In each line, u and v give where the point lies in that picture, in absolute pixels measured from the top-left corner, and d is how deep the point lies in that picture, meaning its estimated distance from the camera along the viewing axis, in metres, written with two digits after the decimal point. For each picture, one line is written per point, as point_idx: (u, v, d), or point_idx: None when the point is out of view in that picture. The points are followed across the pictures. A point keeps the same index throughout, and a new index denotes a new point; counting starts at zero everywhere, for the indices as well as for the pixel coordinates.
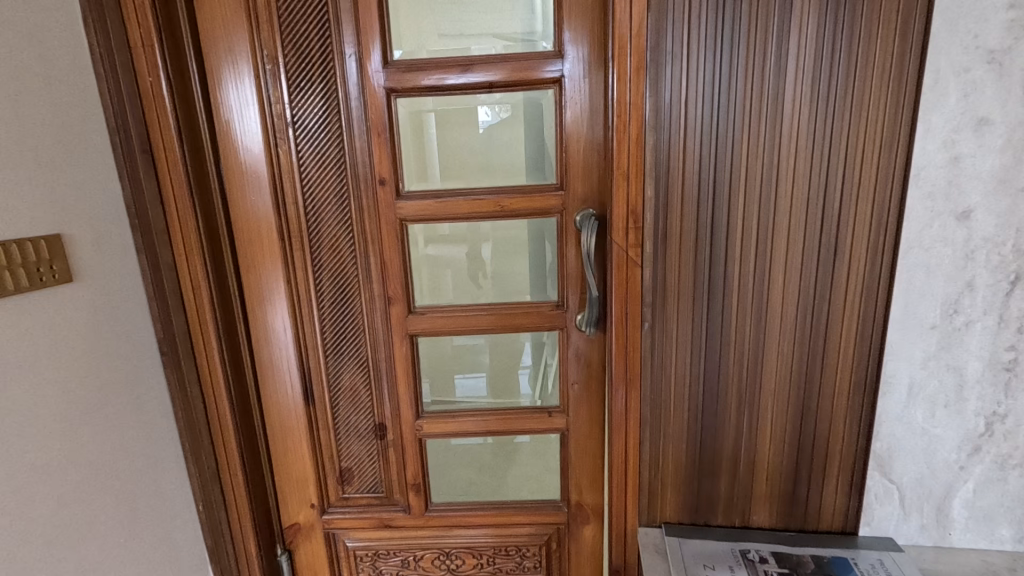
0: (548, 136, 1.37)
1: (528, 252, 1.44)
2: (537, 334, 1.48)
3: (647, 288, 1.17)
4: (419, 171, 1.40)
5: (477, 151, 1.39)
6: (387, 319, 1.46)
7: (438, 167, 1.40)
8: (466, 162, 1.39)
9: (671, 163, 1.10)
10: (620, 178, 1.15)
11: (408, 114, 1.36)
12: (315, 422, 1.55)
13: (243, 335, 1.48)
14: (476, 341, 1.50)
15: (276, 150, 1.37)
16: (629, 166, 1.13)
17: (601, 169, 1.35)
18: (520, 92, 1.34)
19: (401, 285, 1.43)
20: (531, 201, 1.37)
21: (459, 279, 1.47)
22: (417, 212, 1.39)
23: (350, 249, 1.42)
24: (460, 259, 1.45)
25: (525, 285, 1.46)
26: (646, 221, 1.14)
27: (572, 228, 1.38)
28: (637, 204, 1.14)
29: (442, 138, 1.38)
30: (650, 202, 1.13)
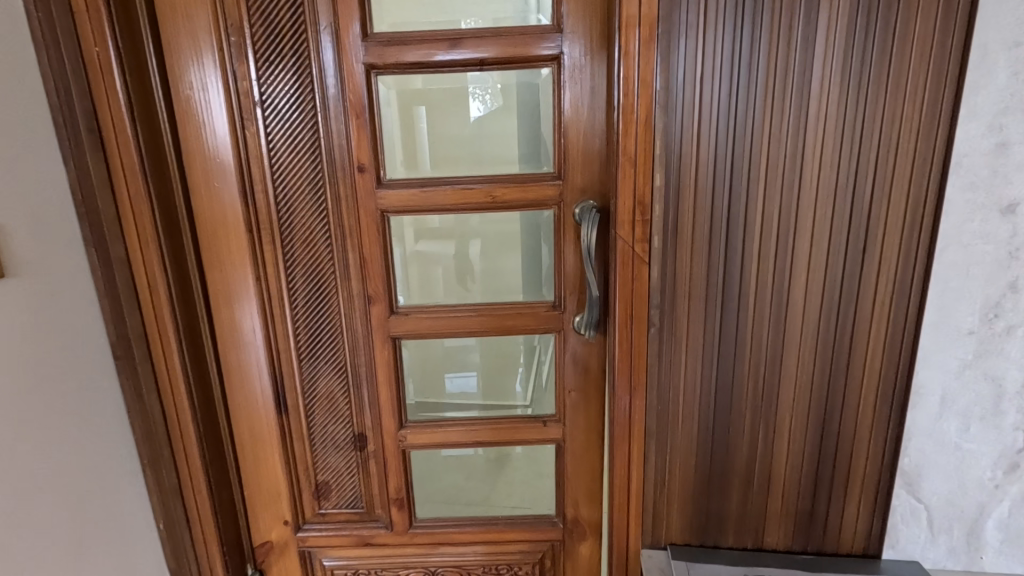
0: (544, 121, 1.24)
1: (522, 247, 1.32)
2: (528, 337, 1.36)
3: (655, 290, 1.06)
4: (403, 158, 1.27)
5: (463, 138, 1.26)
6: (367, 320, 1.33)
7: (423, 155, 1.27)
8: (454, 149, 1.27)
9: (684, 149, 0.99)
10: (626, 164, 1.02)
11: (393, 93, 1.23)
12: (288, 433, 1.42)
13: (208, 337, 1.34)
14: (466, 344, 1.37)
15: (243, 132, 1.23)
16: (637, 152, 1.01)
17: (603, 157, 1.23)
18: (513, 73, 1.22)
19: (383, 283, 1.31)
20: (526, 191, 1.25)
21: (447, 276, 1.34)
22: (402, 203, 1.26)
23: (326, 243, 1.29)
24: (447, 254, 1.33)
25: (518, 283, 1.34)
26: (655, 214, 1.02)
27: (569, 222, 1.26)
28: (646, 195, 1.02)
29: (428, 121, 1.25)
30: (659, 192, 1.01)
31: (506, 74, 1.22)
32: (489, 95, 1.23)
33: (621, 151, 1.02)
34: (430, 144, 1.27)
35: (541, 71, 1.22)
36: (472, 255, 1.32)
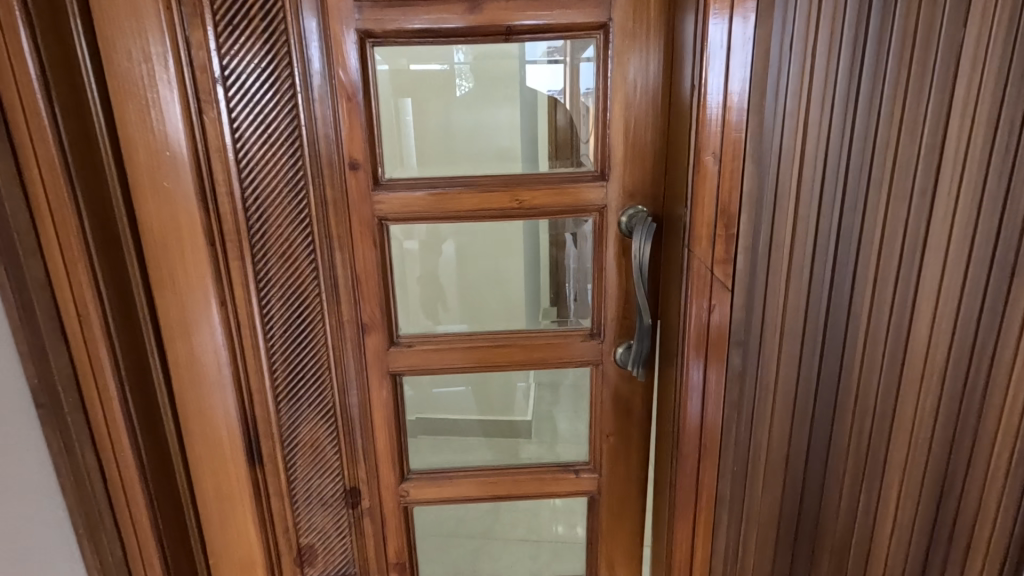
0: (540, 112, 1.01)
1: (554, 264, 1.07)
2: (523, 374, 1.12)
3: (738, 322, 0.84)
4: (396, 154, 1.02)
5: (452, 131, 1.02)
6: (360, 352, 1.09)
7: (400, 151, 1.02)
8: (464, 141, 1.02)
9: (785, 146, 0.77)
10: (705, 163, 0.79)
11: (392, 72, 0.99)
12: (264, 488, 1.15)
13: (160, 375, 1.07)
14: (460, 389, 1.14)
15: (199, 117, 0.95)
16: (721, 146, 0.78)
17: (657, 153, 0.99)
18: (514, 45, 0.97)
19: (381, 307, 1.07)
20: (561, 194, 1.01)
21: (453, 297, 1.10)
22: (404, 209, 1.02)
23: (310, 259, 1.02)
24: (451, 270, 1.09)
25: (545, 305, 1.09)
26: (741, 228, 0.81)
27: (614, 232, 1.02)
28: (731, 202, 0.80)
29: (438, 106, 1.01)
30: (748, 200, 0.80)
31: (508, 48, 0.97)
32: (467, 81, 0.99)
33: (698, 151, 0.79)
34: (408, 139, 1.02)
35: (525, 45, 0.97)
36: (489, 272, 1.09)
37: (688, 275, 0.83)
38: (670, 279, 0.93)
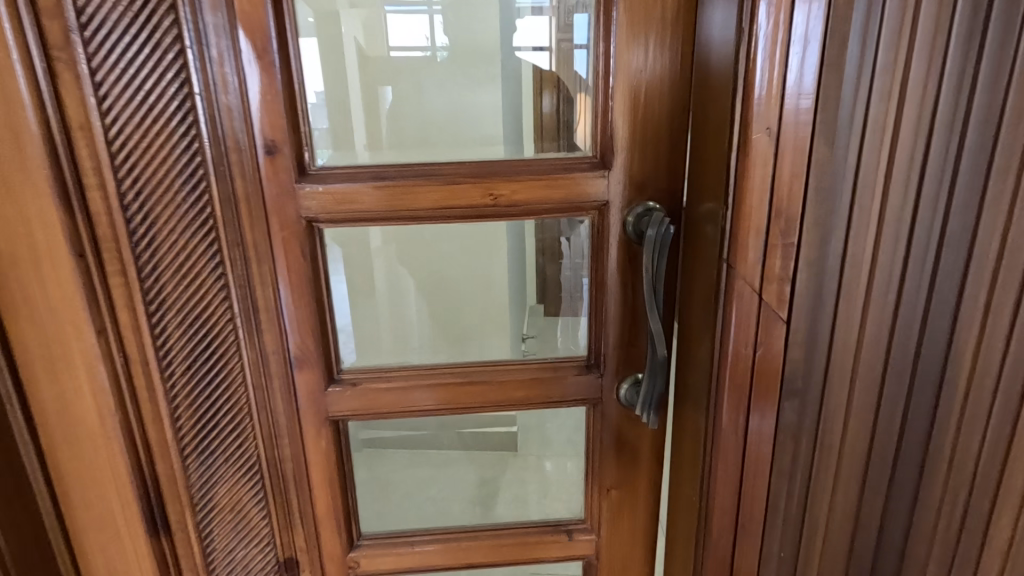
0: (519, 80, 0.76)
1: (541, 277, 0.84)
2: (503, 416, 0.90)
3: (797, 370, 0.60)
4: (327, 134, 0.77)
5: (406, 103, 0.77)
6: (290, 393, 0.84)
7: (340, 129, 0.77)
8: (421, 117, 0.77)
9: (872, 119, 0.52)
10: (755, 141, 0.55)
11: (368, 50, 0.75)
12: (173, 564, 0.90)
13: (24, 428, 0.81)
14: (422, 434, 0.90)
15: (48, 83, 0.68)
16: (781, 118, 0.54)
17: (671, 132, 0.75)
18: None
19: (314, 338, 0.82)
20: (551, 186, 0.76)
21: (412, 320, 0.86)
22: (340, 206, 0.76)
23: (217, 276, 0.77)
24: (408, 287, 0.84)
25: (536, 312, 0.85)
26: (804, 236, 0.56)
27: (616, 236, 0.78)
28: (790, 200, 0.55)
29: (386, 71, 0.76)
30: (814, 196, 0.55)
31: None
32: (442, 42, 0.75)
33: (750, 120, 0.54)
34: (350, 114, 0.77)
35: None
36: (455, 287, 0.85)
37: (723, 303, 0.60)
38: (696, 300, 0.70)
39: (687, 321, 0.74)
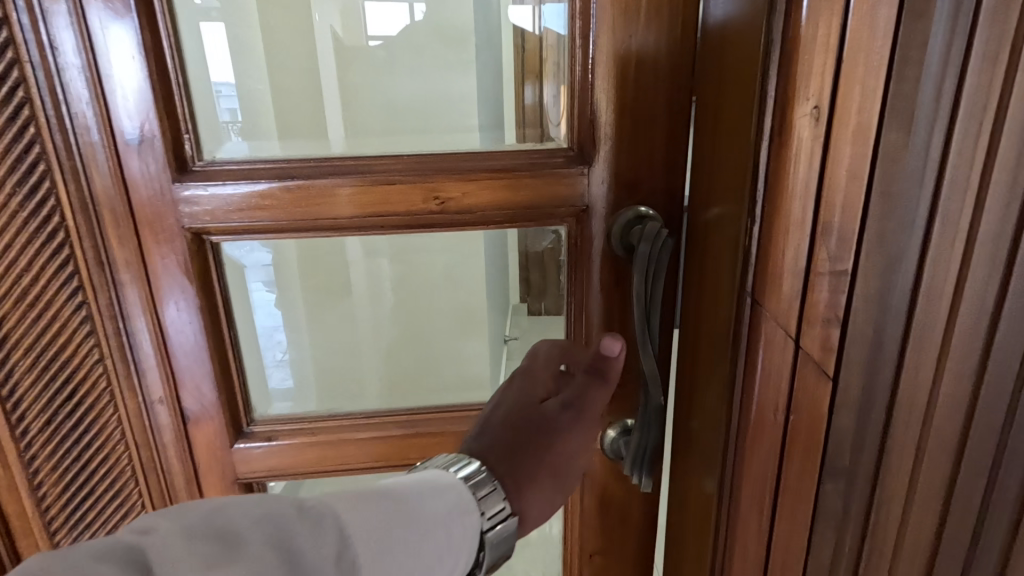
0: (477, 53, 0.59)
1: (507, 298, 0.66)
2: None
3: (845, 446, 0.44)
4: (213, 118, 0.57)
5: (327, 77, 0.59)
6: (186, 451, 0.66)
7: (251, 115, 0.58)
8: (344, 98, 0.59)
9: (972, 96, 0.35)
10: (797, 130, 0.38)
11: (345, 40, 0.58)
12: None
13: None
14: None
15: None
16: (836, 93, 0.37)
17: (668, 115, 0.58)
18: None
19: (212, 380, 0.63)
20: (515, 187, 0.59)
21: (345, 355, 0.68)
22: (238, 212, 0.58)
23: (77, 305, 0.58)
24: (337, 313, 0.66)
25: (519, 312, 0.66)
26: (862, 261, 0.39)
27: (599, 250, 0.61)
28: (845, 211, 0.39)
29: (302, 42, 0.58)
30: (880, 206, 0.38)
31: None
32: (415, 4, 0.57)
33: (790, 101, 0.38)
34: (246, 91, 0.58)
35: None
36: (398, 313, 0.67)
37: (748, 351, 0.45)
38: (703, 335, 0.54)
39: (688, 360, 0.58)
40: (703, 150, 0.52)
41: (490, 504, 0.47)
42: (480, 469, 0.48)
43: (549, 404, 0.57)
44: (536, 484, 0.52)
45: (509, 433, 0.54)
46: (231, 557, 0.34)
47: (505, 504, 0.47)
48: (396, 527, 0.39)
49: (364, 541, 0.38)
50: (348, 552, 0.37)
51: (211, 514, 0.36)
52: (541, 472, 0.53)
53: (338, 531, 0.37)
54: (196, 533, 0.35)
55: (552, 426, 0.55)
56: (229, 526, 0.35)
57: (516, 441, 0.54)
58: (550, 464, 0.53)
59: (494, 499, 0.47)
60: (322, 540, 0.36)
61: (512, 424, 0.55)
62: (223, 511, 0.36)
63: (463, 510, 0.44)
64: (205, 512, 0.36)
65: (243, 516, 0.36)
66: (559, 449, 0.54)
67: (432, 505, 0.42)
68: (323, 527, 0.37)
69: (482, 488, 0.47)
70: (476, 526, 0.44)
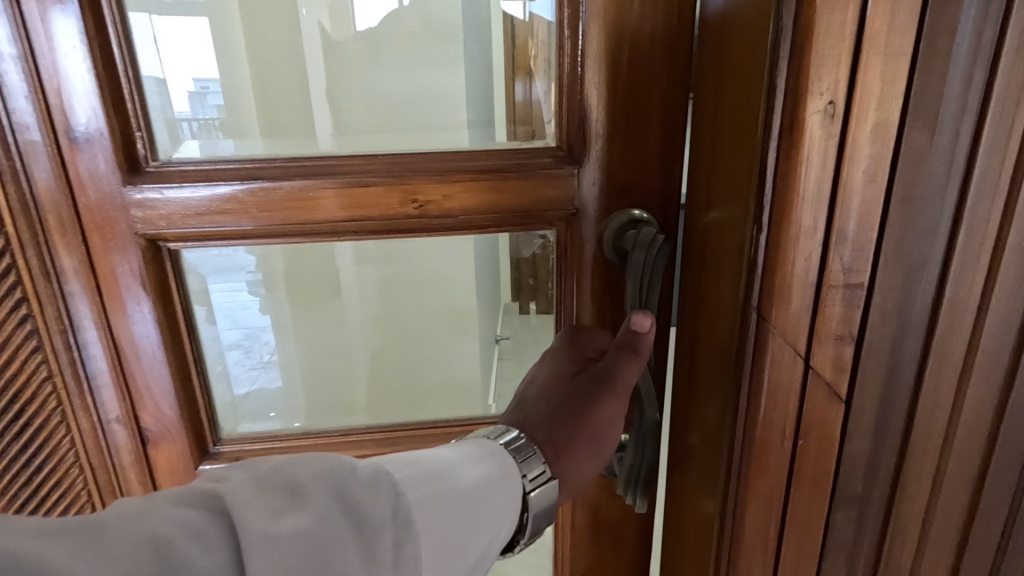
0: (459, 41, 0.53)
1: (492, 306, 0.62)
2: None
3: (858, 472, 0.40)
4: (167, 114, 0.52)
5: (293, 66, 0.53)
6: (146, 473, 0.61)
7: (209, 112, 0.53)
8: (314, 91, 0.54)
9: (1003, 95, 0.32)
10: (809, 129, 0.34)
11: (326, 33, 0.52)
12: None
13: None
14: None
15: None
16: (855, 89, 0.33)
17: (665, 113, 0.54)
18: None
19: (173, 397, 0.58)
20: (500, 189, 0.55)
21: (319, 370, 0.63)
22: (197, 218, 0.53)
23: (17, 318, 0.53)
24: (308, 326, 0.61)
25: (511, 312, 0.61)
26: (878, 276, 0.36)
27: (590, 256, 0.57)
28: (862, 221, 0.35)
29: (264, 29, 0.52)
30: (900, 214, 0.35)
31: None
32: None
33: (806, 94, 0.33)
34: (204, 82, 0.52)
35: None
36: (375, 325, 0.62)
37: (751, 376, 0.40)
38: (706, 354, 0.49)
39: (687, 375, 0.54)
40: (700, 149, 0.49)
41: (530, 466, 0.46)
42: (520, 437, 0.48)
43: (581, 377, 0.53)
44: (576, 449, 0.50)
45: (545, 407, 0.52)
46: (302, 508, 0.33)
47: (546, 467, 0.47)
48: (446, 486, 0.39)
49: (417, 499, 0.37)
50: (403, 507, 0.36)
51: (276, 469, 0.35)
52: (579, 437, 0.51)
53: (393, 488, 0.36)
54: (267, 485, 0.34)
55: (589, 397, 0.52)
56: (295, 480, 0.35)
57: (553, 413, 0.52)
58: (585, 433, 0.51)
59: (534, 461, 0.46)
60: (381, 494, 0.35)
61: (548, 396, 0.53)
62: (285, 468, 0.35)
63: (502, 473, 0.44)
64: (271, 467, 0.35)
65: (305, 468, 0.35)
66: (597, 415, 0.51)
67: (474, 468, 0.43)
68: (380, 483, 0.36)
69: (523, 452, 0.47)
70: (518, 488, 0.45)
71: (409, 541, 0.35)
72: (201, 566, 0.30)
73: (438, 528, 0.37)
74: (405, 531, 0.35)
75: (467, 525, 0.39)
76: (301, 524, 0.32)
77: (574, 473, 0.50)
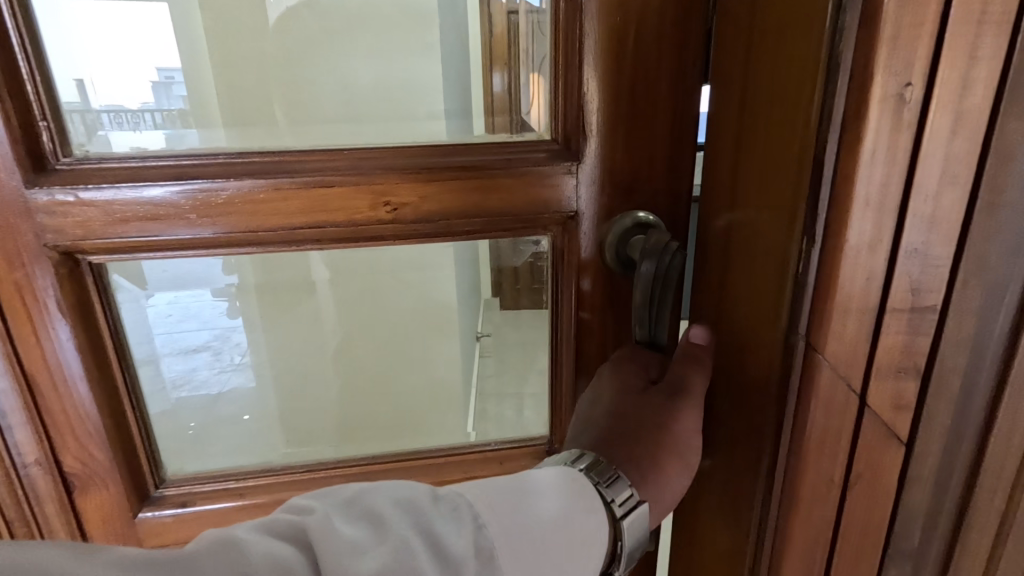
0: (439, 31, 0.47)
1: (470, 309, 0.55)
2: None
3: (915, 525, 0.35)
4: (82, 101, 0.43)
5: (237, 50, 0.45)
6: (73, 525, 0.51)
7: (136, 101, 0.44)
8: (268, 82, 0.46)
9: None
10: (875, 121, 0.27)
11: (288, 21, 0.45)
12: None
13: None
14: None
15: None
16: (936, 74, 0.26)
17: (676, 104, 0.46)
18: None
19: (104, 437, 0.49)
20: (486, 189, 0.47)
21: (280, 392, 0.56)
22: (122, 225, 0.44)
23: None
24: (268, 340, 0.54)
25: (497, 325, 0.55)
26: (949, 301, 0.30)
27: (591, 264, 0.50)
28: (934, 236, 0.29)
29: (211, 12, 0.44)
30: (976, 229, 0.29)
31: None
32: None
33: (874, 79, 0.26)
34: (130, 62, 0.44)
35: None
36: (341, 338, 0.55)
37: (795, 420, 0.34)
38: (730, 389, 0.41)
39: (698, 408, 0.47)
40: (712, 145, 0.41)
41: (617, 489, 0.38)
42: (599, 459, 0.39)
43: (658, 388, 0.43)
44: (669, 468, 0.41)
45: (621, 424, 0.42)
46: (386, 542, 0.29)
47: (633, 490, 0.38)
48: (528, 516, 0.33)
49: (499, 530, 0.32)
50: (484, 540, 0.31)
51: (357, 496, 0.32)
52: (667, 453, 0.41)
53: (473, 518, 0.32)
54: (348, 516, 0.30)
55: (668, 410, 0.41)
56: (380, 511, 0.31)
57: (631, 429, 0.41)
58: (673, 452, 0.41)
59: (620, 484, 0.38)
60: (461, 526, 0.31)
61: (625, 408, 0.42)
62: (364, 495, 0.32)
63: (585, 499, 0.36)
64: (353, 495, 0.32)
65: (386, 498, 0.32)
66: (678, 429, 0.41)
67: (560, 492, 0.36)
68: (460, 513, 0.32)
69: (604, 475, 0.38)
70: (600, 516, 0.36)
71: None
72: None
73: (526, 561, 0.32)
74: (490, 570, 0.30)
75: (559, 557, 0.33)
76: (382, 564, 0.28)
77: (666, 498, 0.41)
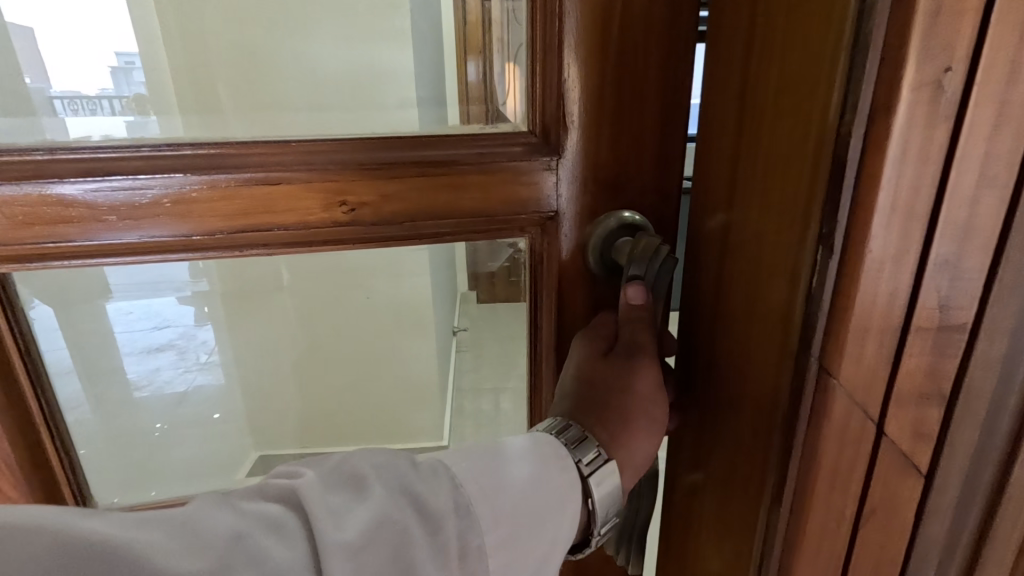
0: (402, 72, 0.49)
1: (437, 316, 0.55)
2: None
3: (930, 567, 0.31)
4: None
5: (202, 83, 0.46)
6: None
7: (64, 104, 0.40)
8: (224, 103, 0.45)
9: None
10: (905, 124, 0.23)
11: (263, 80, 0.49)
12: None
13: None
14: None
15: None
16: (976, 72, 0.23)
17: (667, 95, 0.42)
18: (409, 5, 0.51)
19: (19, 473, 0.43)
20: (457, 186, 0.42)
21: (248, 396, 0.59)
22: (29, 229, 0.38)
23: None
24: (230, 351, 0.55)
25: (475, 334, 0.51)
26: (980, 327, 0.26)
27: (574, 271, 0.45)
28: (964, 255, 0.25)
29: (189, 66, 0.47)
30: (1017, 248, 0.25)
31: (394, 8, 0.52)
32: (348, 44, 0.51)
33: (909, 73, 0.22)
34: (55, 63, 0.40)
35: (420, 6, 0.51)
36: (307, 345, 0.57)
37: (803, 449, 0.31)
38: (727, 413, 0.37)
39: (691, 433, 0.42)
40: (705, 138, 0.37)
41: (583, 448, 0.34)
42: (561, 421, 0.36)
43: (615, 351, 0.40)
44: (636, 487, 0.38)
45: (586, 394, 0.39)
46: (371, 499, 0.27)
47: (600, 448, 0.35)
48: (512, 475, 0.31)
49: (476, 488, 0.29)
50: (462, 500, 0.29)
51: (343, 459, 0.29)
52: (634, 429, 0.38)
53: (451, 478, 0.29)
54: (332, 479, 0.28)
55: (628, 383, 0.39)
56: (362, 471, 0.29)
57: (599, 395, 0.39)
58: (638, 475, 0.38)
59: (586, 443, 0.34)
60: (440, 487, 0.29)
61: (588, 379, 0.40)
62: (350, 457, 0.29)
63: (565, 465, 0.33)
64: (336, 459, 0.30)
65: (368, 459, 0.29)
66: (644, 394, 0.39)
67: (544, 448, 0.34)
68: (440, 475, 0.29)
69: (570, 434, 0.35)
70: (568, 478, 0.33)
71: (475, 534, 0.28)
72: (280, 561, 0.24)
73: (507, 516, 0.29)
74: (470, 526, 0.28)
75: (545, 514, 0.31)
76: (370, 521, 0.26)
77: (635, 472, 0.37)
